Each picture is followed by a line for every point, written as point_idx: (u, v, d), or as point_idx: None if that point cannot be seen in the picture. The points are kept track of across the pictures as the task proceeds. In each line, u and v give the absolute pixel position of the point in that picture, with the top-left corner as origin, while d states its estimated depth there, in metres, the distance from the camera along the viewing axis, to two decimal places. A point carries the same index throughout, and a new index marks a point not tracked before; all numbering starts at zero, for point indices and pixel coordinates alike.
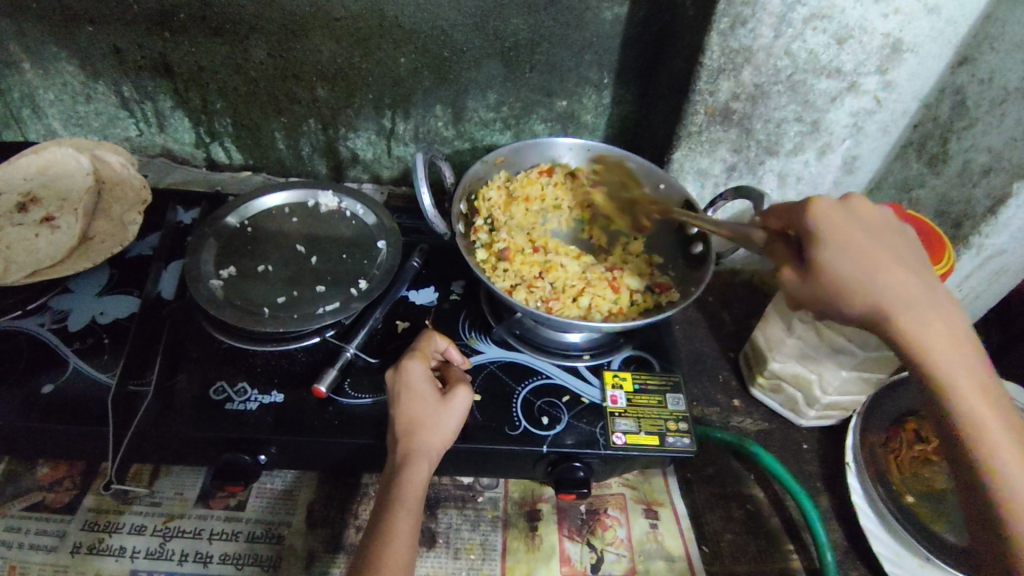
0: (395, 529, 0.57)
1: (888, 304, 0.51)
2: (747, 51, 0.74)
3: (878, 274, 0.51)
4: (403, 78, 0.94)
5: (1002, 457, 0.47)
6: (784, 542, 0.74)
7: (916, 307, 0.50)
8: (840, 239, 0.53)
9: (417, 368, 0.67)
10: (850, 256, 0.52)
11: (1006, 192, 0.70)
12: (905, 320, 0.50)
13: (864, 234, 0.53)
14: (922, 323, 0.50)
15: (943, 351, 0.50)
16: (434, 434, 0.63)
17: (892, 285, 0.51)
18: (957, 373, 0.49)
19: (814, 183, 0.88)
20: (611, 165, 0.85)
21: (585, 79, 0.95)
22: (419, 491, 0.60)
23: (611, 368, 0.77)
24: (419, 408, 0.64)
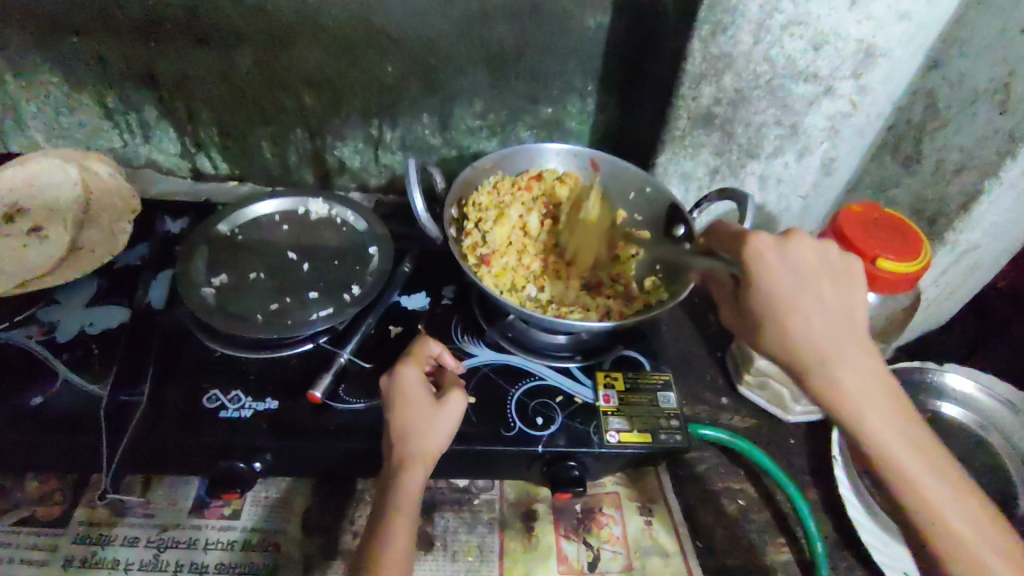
0: (393, 539, 0.57)
1: (859, 392, 0.53)
2: (727, 57, 0.76)
3: (814, 313, 0.54)
4: (391, 85, 0.95)
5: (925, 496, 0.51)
6: (775, 535, 0.75)
7: (843, 358, 0.53)
8: (800, 314, 0.54)
9: (412, 372, 0.66)
10: (794, 319, 0.54)
11: (978, 189, 0.72)
12: (867, 400, 0.53)
13: (801, 284, 0.54)
14: (873, 407, 0.53)
15: (909, 458, 0.52)
16: (427, 438, 0.62)
17: (840, 337, 0.54)
18: (929, 482, 0.51)
19: (794, 184, 0.90)
20: (599, 169, 0.85)
21: (570, 86, 0.97)
22: (413, 497, 0.60)
23: (603, 368, 0.79)
24: (411, 413, 0.63)
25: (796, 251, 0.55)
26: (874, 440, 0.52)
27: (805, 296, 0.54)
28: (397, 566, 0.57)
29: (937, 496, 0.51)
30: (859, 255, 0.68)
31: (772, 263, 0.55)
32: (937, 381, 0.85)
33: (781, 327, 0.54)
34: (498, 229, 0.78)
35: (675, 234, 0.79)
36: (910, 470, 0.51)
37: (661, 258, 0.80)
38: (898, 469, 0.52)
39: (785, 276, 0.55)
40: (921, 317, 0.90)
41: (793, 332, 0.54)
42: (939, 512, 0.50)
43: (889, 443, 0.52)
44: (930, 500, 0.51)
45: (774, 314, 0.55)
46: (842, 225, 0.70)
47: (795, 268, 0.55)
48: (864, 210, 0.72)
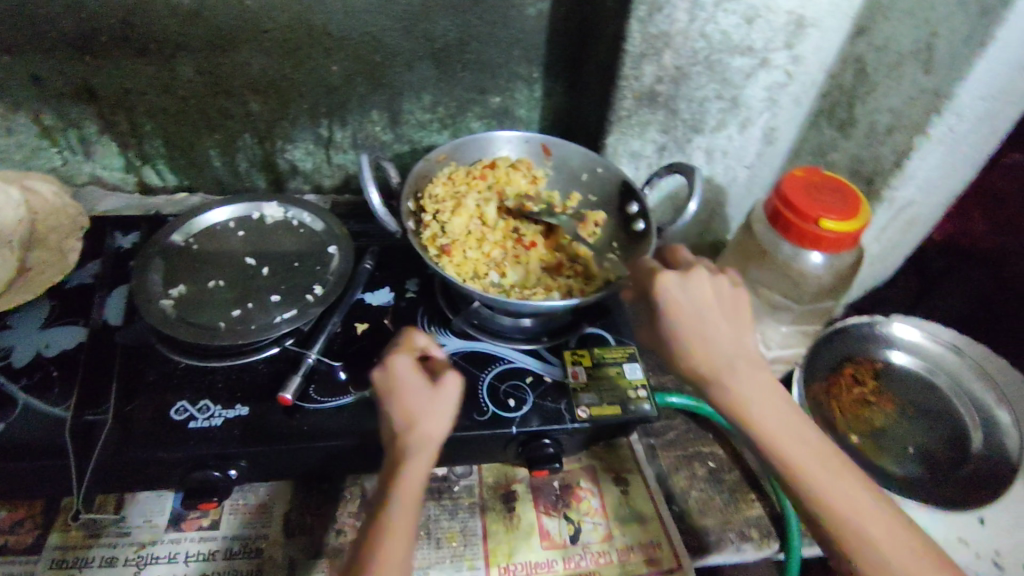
0: (395, 526, 0.58)
1: (759, 408, 0.57)
2: (666, 36, 0.78)
3: (712, 336, 0.59)
4: (337, 85, 0.95)
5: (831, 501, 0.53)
6: (745, 492, 0.79)
7: (740, 374, 0.58)
8: (702, 341, 0.59)
9: (404, 362, 0.66)
10: (694, 342, 0.59)
11: (908, 146, 0.76)
12: (770, 418, 0.57)
13: (698, 311, 0.59)
14: (777, 425, 0.56)
15: (818, 469, 0.55)
16: (429, 427, 0.62)
17: (738, 356, 0.59)
18: (834, 489, 0.54)
19: (739, 155, 0.94)
20: (550, 153, 0.87)
21: (516, 74, 0.98)
22: (417, 487, 0.60)
23: (570, 347, 0.81)
24: (412, 402, 0.63)
25: (690, 283, 0.61)
26: (782, 456, 0.56)
27: (701, 321, 0.59)
28: (399, 557, 0.56)
29: (846, 503, 0.53)
30: (804, 218, 0.71)
31: (669, 295, 0.61)
32: (885, 332, 0.90)
33: (685, 356, 0.59)
34: (456, 220, 0.78)
35: (629, 211, 0.82)
36: (819, 481, 0.54)
37: (617, 236, 0.82)
38: (808, 482, 0.54)
39: (684, 303, 0.60)
40: (868, 273, 0.94)
41: (698, 358, 0.59)
42: (851, 521, 0.53)
43: (796, 457, 0.55)
44: (834, 505, 0.53)
45: (678, 339, 0.60)
46: (786, 191, 0.74)
47: (690, 297, 0.60)
48: (806, 175, 0.75)
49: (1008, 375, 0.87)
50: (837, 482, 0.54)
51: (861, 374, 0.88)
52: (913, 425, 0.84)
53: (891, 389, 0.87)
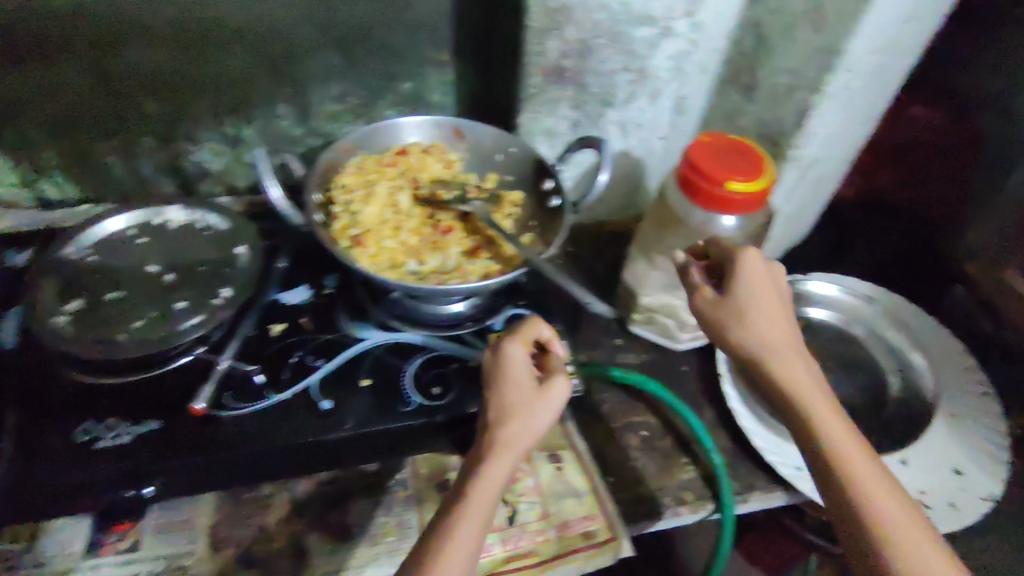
0: (456, 530, 0.53)
1: (806, 389, 0.60)
2: (566, 10, 0.77)
3: (763, 316, 0.64)
4: (239, 79, 0.91)
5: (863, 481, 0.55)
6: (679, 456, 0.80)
7: (782, 354, 0.62)
8: (753, 318, 0.64)
9: (517, 351, 0.64)
10: (752, 314, 0.64)
11: (807, 105, 0.77)
12: (818, 404, 0.60)
13: (776, 294, 0.65)
14: (825, 411, 0.59)
15: (860, 456, 0.57)
16: (532, 412, 0.60)
17: (785, 340, 0.63)
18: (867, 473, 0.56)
19: (653, 127, 0.94)
20: (463, 136, 0.85)
21: (425, 58, 0.95)
22: (493, 493, 0.56)
23: (495, 330, 0.80)
24: (512, 394, 0.61)
25: (761, 266, 0.66)
26: (828, 437, 0.58)
27: (765, 301, 0.64)
28: (470, 548, 0.53)
29: (881, 489, 0.55)
30: (712, 181, 0.72)
31: (745, 271, 0.65)
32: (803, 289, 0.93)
33: (789, 338, 0.64)
34: (367, 209, 0.76)
35: (543, 188, 0.82)
36: (857, 465, 0.56)
37: (534, 213, 0.82)
38: (849, 465, 0.56)
39: (755, 283, 0.65)
40: (782, 230, 0.96)
41: (754, 339, 0.63)
42: (880, 505, 0.54)
43: (841, 442, 0.57)
44: (864, 486, 0.55)
45: (735, 308, 0.64)
46: (694, 157, 0.74)
47: (757, 281, 0.65)
48: (711, 139, 0.77)
49: (919, 320, 0.90)
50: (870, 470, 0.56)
51: None
52: (834, 376, 0.87)
53: (812, 343, 0.90)
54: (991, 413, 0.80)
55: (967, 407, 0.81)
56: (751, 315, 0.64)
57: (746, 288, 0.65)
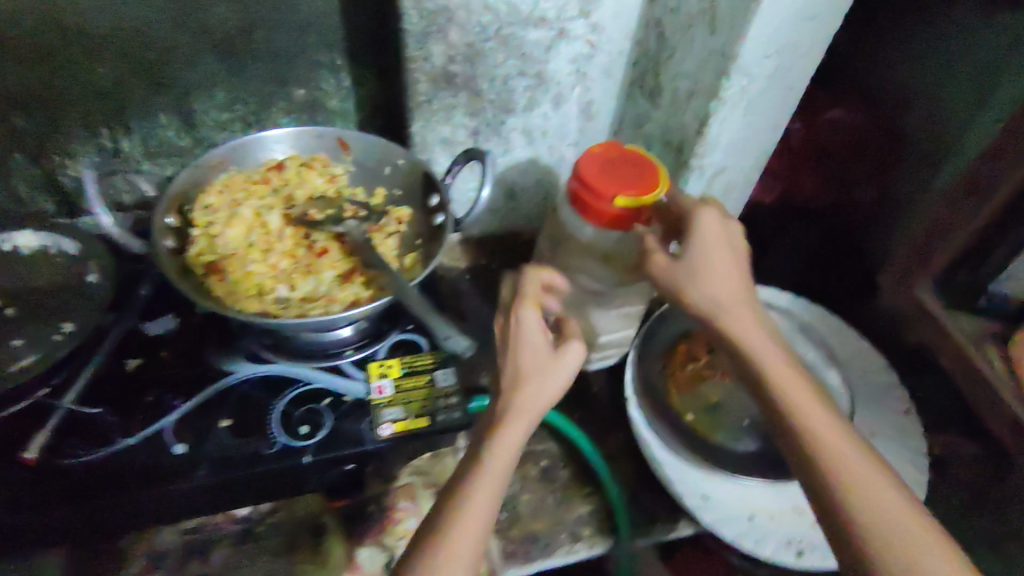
0: (471, 494, 0.50)
1: (764, 351, 0.59)
2: (446, 11, 0.71)
3: (720, 274, 0.62)
4: (111, 89, 0.84)
5: (828, 441, 0.53)
6: (579, 488, 0.78)
7: (734, 313, 0.61)
8: (706, 276, 0.62)
9: (529, 315, 0.57)
10: (707, 274, 0.62)
11: (707, 112, 0.71)
12: (784, 368, 0.58)
13: (729, 252, 0.63)
14: (792, 376, 0.57)
15: (831, 421, 0.54)
16: (540, 390, 0.55)
17: (740, 297, 0.61)
18: (831, 434, 0.53)
19: (561, 133, 0.89)
20: (349, 148, 0.79)
21: (316, 63, 0.89)
22: (508, 455, 0.52)
23: (378, 359, 0.75)
24: (525, 357, 0.56)
25: (718, 223, 0.64)
26: (795, 403, 0.55)
27: (720, 259, 0.62)
28: (470, 553, 0.48)
29: (857, 454, 0.52)
30: (599, 198, 0.67)
31: (701, 229, 0.63)
32: None
33: (752, 308, 0.61)
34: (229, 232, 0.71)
35: (430, 204, 0.76)
36: (823, 430, 0.54)
37: (421, 231, 0.76)
38: (815, 432, 0.54)
39: (713, 241, 0.63)
40: None
41: (716, 308, 0.61)
42: (848, 462, 0.52)
43: (810, 407, 0.55)
44: (830, 446, 0.53)
45: (691, 269, 0.62)
46: (581, 170, 0.68)
47: (715, 237, 0.63)
48: (604, 148, 0.70)
49: (840, 336, 0.87)
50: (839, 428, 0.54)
51: (695, 349, 0.87)
52: (745, 397, 0.84)
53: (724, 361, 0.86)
54: (910, 432, 0.78)
55: (886, 427, 0.78)
56: (705, 273, 0.62)
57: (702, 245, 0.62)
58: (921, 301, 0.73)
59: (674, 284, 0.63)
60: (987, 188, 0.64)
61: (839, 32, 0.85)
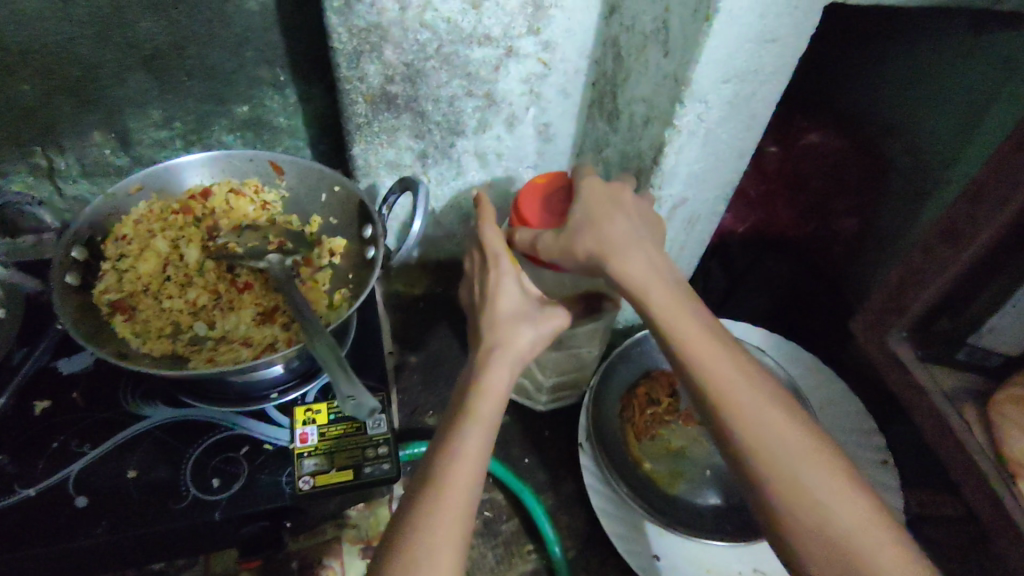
0: (465, 449, 0.49)
1: (661, 299, 0.52)
2: (378, 28, 0.65)
3: (603, 224, 0.56)
4: (38, 106, 0.79)
5: (729, 393, 0.48)
6: (523, 543, 0.73)
7: (625, 254, 0.54)
8: (588, 231, 0.56)
9: (507, 276, 0.59)
10: (593, 229, 0.56)
11: (662, 140, 0.64)
12: (706, 344, 0.50)
13: (617, 206, 0.57)
14: (715, 355, 0.50)
15: (760, 405, 0.48)
16: (516, 337, 0.56)
17: (631, 242, 0.55)
18: (732, 383, 0.48)
19: (517, 155, 0.83)
20: (281, 172, 0.73)
21: (257, 78, 0.84)
22: (496, 402, 0.53)
23: (305, 402, 0.69)
24: (504, 309, 0.58)
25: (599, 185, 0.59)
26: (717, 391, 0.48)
27: (605, 212, 0.57)
28: (462, 517, 0.46)
29: (792, 447, 0.46)
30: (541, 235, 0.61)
31: (582, 195, 0.59)
32: None
33: (661, 272, 0.54)
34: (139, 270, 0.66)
35: (365, 235, 0.71)
36: (749, 420, 0.47)
37: (355, 265, 0.71)
38: (743, 422, 0.47)
39: (595, 198, 0.58)
40: None
41: (609, 258, 0.54)
42: (748, 415, 0.47)
43: (736, 390, 0.48)
44: (731, 397, 0.48)
45: (576, 228, 0.57)
46: (524, 214, 0.62)
47: (596, 196, 0.58)
48: (546, 180, 0.65)
49: (813, 377, 0.81)
50: (743, 374, 0.49)
51: (656, 392, 0.80)
52: (711, 443, 0.77)
53: (688, 404, 0.79)
54: (884, 486, 0.71)
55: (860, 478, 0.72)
56: (586, 229, 0.56)
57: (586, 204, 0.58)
58: (896, 355, 0.65)
59: (566, 248, 0.57)
60: (966, 233, 0.56)
61: (816, 45, 0.83)
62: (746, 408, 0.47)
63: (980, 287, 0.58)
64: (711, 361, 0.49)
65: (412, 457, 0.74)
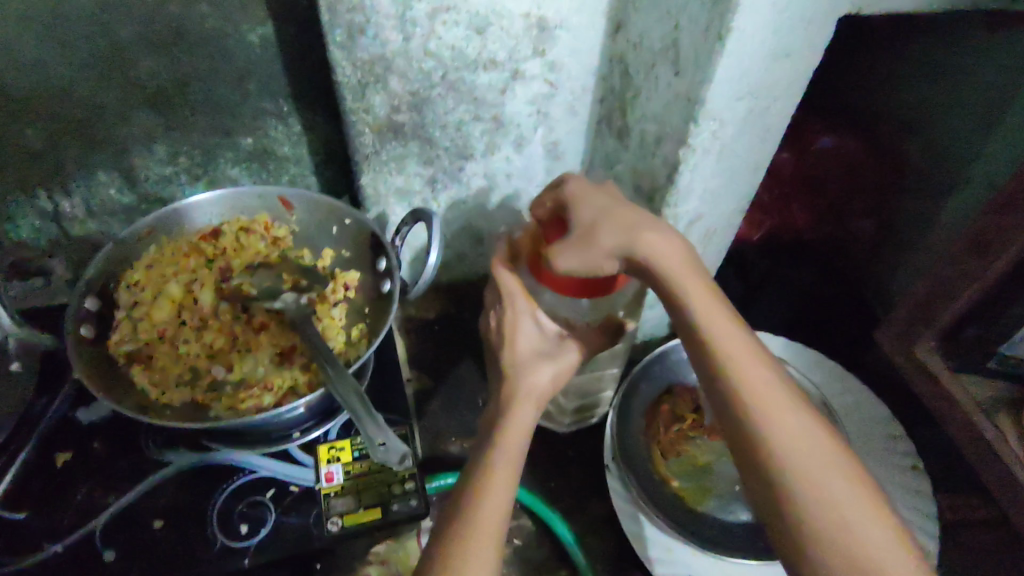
0: (490, 490, 0.48)
1: (694, 293, 0.49)
2: (383, 60, 0.64)
3: (628, 226, 0.52)
4: (41, 150, 0.78)
5: (765, 414, 0.45)
6: (554, 568, 0.73)
7: (659, 249, 0.51)
8: (609, 228, 0.52)
9: (526, 325, 0.59)
10: (634, 227, 0.52)
11: (676, 159, 0.63)
12: (747, 360, 0.47)
13: (628, 209, 0.53)
14: (756, 372, 0.46)
15: (804, 434, 0.44)
16: (538, 374, 0.56)
17: (665, 236, 0.51)
18: (768, 393, 0.45)
19: (526, 175, 0.82)
20: (291, 207, 0.73)
21: (261, 110, 0.82)
22: (520, 438, 0.52)
23: (327, 441, 0.67)
24: (521, 346, 0.58)
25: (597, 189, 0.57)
26: (761, 414, 0.45)
27: (630, 213, 0.53)
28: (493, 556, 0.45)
29: (836, 491, 0.42)
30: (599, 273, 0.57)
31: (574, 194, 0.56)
32: None
33: (701, 276, 0.50)
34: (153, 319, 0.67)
35: (379, 267, 0.70)
36: (783, 443, 0.44)
37: (370, 298, 0.71)
38: (788, 450, 0.43)
39: (599, 203, 0.54)
40: None
41: (638, 251, 0.51)
42: (776, 437, 0.44)
43: (774, 418, 0.44)
44: (767, 417, 0.44)
45: (607, 224, 0.52)
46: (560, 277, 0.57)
47: (608, 201, 0.55)
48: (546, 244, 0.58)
49: (836, 383, 0.79)
50: (781, 390, 0.46)
51: (679, 407, 0.79)
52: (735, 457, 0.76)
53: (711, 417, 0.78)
54: (916, 493, 0.70)
55: (892, 485, 0.71)
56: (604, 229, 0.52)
57: (608, 201, 0.55)
58: (925, 365, 0.64)
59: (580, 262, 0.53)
60: (994, 245, 0.55)
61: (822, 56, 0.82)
62: (777, 426, 0.44)
63: (1019, 287, 0.57)
64: (742, 374, 0.46)
65: (439, 489, 0.73)
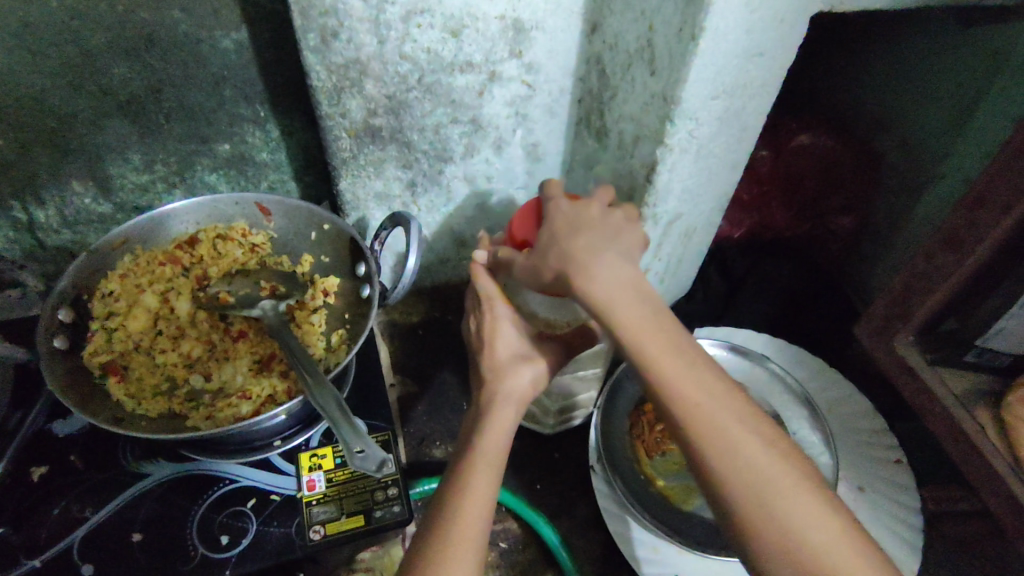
0: (472, 488, 0.48)
1: (614, 292, 0.43)
2: (357, 63, 0.64)
3: (579, 229, 0.48)
4: (13, 160, 0.76)
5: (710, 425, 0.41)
6: (541, 570, 0.72)
7: (596, 256, 0.45)
8: (562, 232, 0.48)
9: (504, 330, 0.57)
10: (565, 232, 0.48)
11: (653, 159, 0.63)
12: (707, 397, 0.41)
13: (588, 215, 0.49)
14: (715, 415, 0.41)
15: (760, 459, 0.40)
16: (519, 377, 0.55)
17: (598, 240, 0.47)
18: (720, 413, 0.41)
19: (506, 177, 0.82)
20: (269, 214, 0.72)
21: (237, 116, 0.81)
22: (500, 440, 0.52)
23: (309, 448, 0.67)
24: (501, 351, 0.57)
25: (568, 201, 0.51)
26: (719, 464, 0.40)
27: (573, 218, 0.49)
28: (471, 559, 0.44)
29: (792, 506, 0.39)
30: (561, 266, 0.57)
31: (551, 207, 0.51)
32: None
33: (647, 300, 0.44)
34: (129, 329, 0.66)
35: (358, 273, 0.70)
36: (748, 461, 0.40)
37: (350, 303, 0.70)
38: (727, 469, 0.40)
39: (563, 210, 0.50)
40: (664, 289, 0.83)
41: (573, 268, 0.45)
42: (735, 462, 0.40)
43: (726, 437, 0.40)
44: (720, 432, 0.41)
45: (552, 233, 0.49)
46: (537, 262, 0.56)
47: (569, 209, 0.50)
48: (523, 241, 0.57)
49: (819, 379, 0.80)
50: (729, 403, 0.42)
51: None
52: None
53: None
54: (899, 486, 0.70)
55: (875, 478, 0.71)
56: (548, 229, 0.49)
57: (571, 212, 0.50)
58: (903, 359, 0.64)
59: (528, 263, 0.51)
60: (969, 240, 0.56)
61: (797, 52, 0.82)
62: (728, 443, 0.40)
63: (995, 280, 0.57)
64: (684, 381, 0.42)
65: (423, 494, 0.73)
